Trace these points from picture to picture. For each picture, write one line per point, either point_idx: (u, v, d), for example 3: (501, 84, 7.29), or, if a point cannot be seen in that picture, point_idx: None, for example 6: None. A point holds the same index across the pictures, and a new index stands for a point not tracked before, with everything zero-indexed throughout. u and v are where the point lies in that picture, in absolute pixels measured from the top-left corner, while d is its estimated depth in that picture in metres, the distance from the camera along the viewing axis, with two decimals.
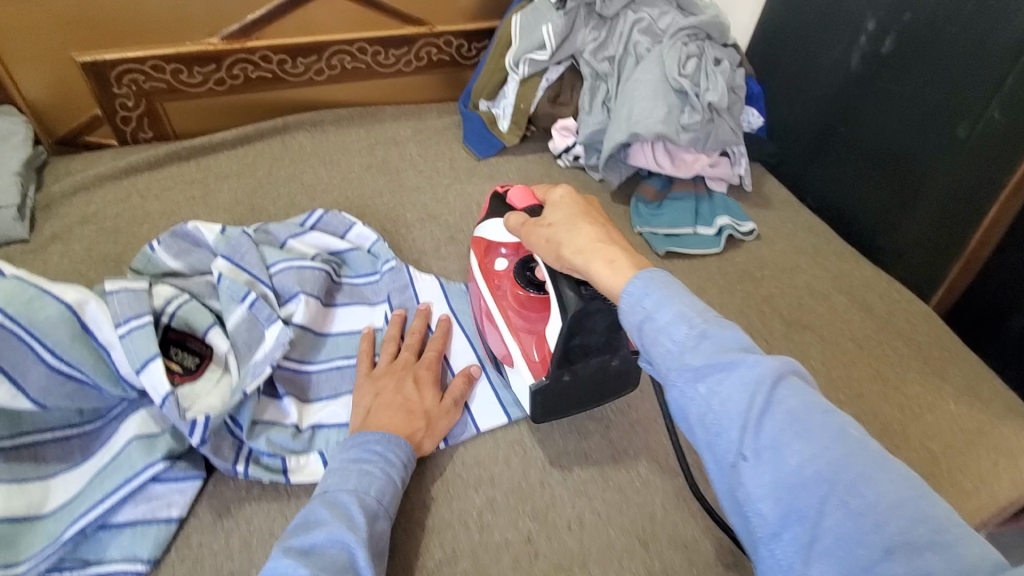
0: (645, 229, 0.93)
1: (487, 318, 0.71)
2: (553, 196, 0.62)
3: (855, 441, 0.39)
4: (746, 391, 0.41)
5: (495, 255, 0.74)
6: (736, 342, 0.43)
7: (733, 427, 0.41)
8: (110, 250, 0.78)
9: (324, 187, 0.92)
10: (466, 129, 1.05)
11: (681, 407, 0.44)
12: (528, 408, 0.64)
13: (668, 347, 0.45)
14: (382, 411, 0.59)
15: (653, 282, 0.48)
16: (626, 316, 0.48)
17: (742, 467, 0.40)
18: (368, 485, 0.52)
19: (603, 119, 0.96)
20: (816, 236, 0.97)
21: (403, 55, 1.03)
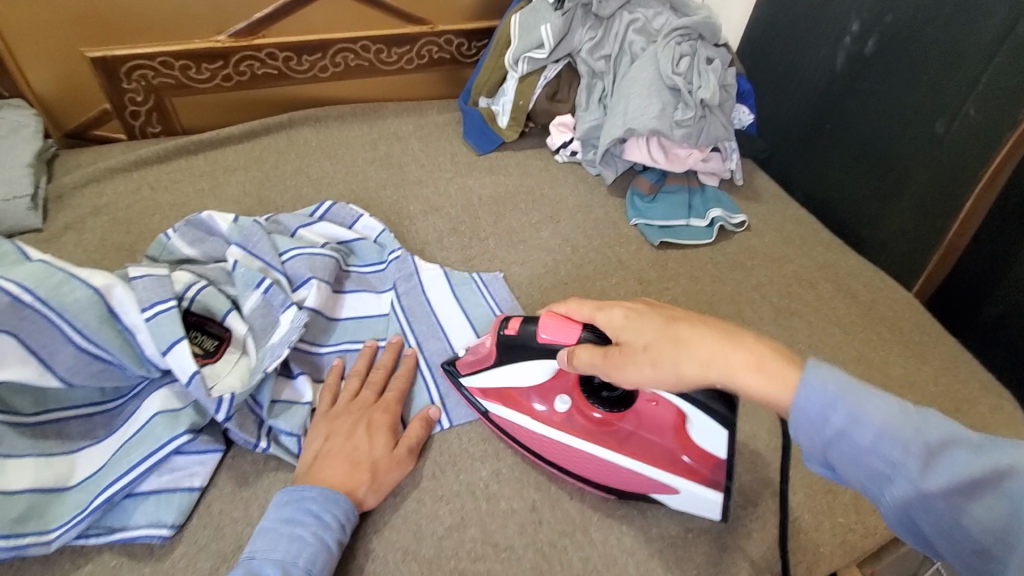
0: (641, 221, 0.96)
1: (592, 466, 0.61)
2: (614, 318, 0.54)
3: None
4: (1006, 506, 0.38)
5: (528, 396, 0.64)
6: (967, 449, 0.39)
7: (966, 536, 0.39)
8: (123, 239, 0.80)
9: (329, 181, 0.95)
10: (466, 125, 1.08)
11: (906, 518, 0.41)
12: (713, 515, 0.59)
13: (880, 470, 0.41)
14: (331, 464, 0.57)
15: (837, 386, 0.42)
16: (805, 431, 0.44)
17: (990, 567, 0.39)
18: (296, 553, 0.50)
19: (599, 116, 1.00)
20: (804, 227, 1.01)
21: (406, 53, 1.06)
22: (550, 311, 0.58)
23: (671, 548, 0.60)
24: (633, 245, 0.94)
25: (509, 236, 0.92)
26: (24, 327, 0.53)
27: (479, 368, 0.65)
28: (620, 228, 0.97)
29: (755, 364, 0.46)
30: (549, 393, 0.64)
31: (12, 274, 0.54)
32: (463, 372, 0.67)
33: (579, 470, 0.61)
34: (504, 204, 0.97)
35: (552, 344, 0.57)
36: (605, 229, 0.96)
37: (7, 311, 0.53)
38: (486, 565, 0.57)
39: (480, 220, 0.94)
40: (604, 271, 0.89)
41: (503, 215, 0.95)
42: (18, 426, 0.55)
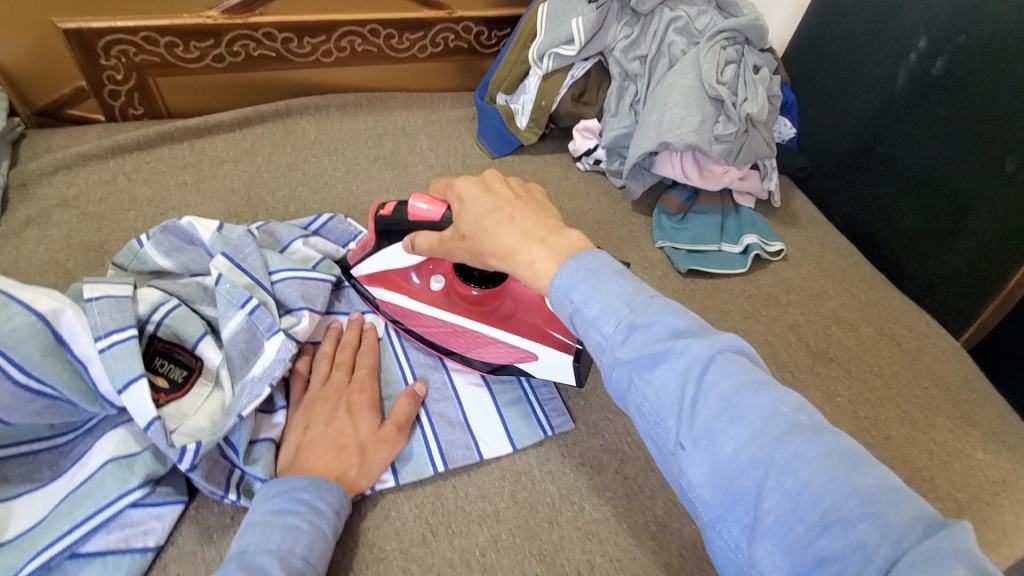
0: (667, 244, 0.87)
1: (460, 337, 0.67)
2: (461, 186, 0.59)
3: (787, 421, 0.38)
4: (678, 377, 0.41)
5: (410, 275, 0.69)
6: (666, 328, 0.42)
7: (670, 417, 0.40)
8: (91, 237, 0.72)
9: (326, 179, 0.86)
10: (481, 124, 0.98)
11: (619, 394, 0.44)
12: (569, 378, 0.65)
13: (599, 340, 0.44)
14: (321, 452, 0.54)
15: (581, 271, 0.47)
16: (557, 307, 0.48)
17: (680, 457, 0.39)
18: (291, 543, 0.47)
19: (630, 124, 0.90)
20: (844, 259, 0.92)
21: (419, 40, 0.96)
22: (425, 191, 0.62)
23: None
24: (657, 271, 0.86)
25: None
26: None
27: (364, 254, 0.68)
28: (643, 249, 0.88)
29: (551, 230, 0.52)
30: (428, 271, 0.69)
31: None
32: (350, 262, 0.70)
33: (455, 343, 0.67)
34: None
35: (419, 220, 0.62)
36: (628, 250, 0.87)
37: None
38: None
39: None
40: None
41: None
42: None
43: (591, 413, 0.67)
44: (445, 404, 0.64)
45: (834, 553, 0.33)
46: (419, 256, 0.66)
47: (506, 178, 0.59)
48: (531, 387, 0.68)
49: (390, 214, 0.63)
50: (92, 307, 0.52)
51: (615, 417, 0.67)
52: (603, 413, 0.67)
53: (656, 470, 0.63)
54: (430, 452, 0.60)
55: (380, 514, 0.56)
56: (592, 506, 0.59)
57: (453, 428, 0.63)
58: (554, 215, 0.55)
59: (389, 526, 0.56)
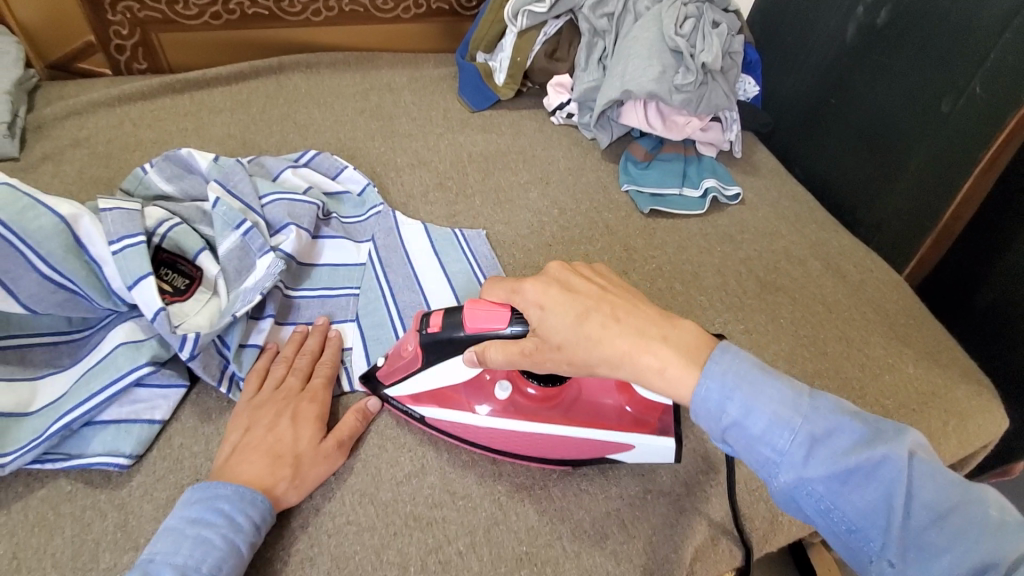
0: (632, 187, 0.94)
1: (539, 446, 0.60)
2: (533, 292, 0.52)
3: (991, 522, 0.42)
4: (883, 495, 0.43)
5: (467, 401, 0.61)
6: (848, 438, 0.44)
7: (875, 533, 0.44)
8: (101, 173, 0.79)
9: (316, 128, 0.93)
10: (461, 81, 1.05)
11: (793, 502, 0.46)
12: (670, 459, 0.60)
13: (771, 456, 0.45)
14: (254, 462, 0.54)
15: (732, 377, 0.46)
16: (706, 420, 0.47)
17: (881, 569, 0.44)
18: (198, 560, 0.47)
19: (598, 77, 0.97)
20: (799, 204, 0.99)
21: (403, 1, 1.03)
22: (480, 304, 0.55)
23: (630, 507, 0.60)
24: (622, 212, 0.93)
25: (495, 195, 0.90)
26: None
27: (405, 374, 0.60)
28: (610, 193, 0.95)
29: (662, 325, 0.50)
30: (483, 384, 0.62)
31: None
32: (386, 385, 0.62)
33: (532, 450, 0.60)
34: (493, 163, 0.95)
35: (482, 333, 0.55)
36: (595, 193, 0.94)
37: None
38: (443, 512, 0.57)
39: (467, 177, 0.92)
40: (590, 237, 0.88)
41: (491, 173, 0.94)
42: None
43: None
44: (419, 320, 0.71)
45: None
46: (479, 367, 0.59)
47: (573, 269, 0.54)
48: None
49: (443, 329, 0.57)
50: (106, 217, 0.59)
51: None
52: None
53: None
54: None
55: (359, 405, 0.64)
56: None
57: None
58: (654, 304, 0.52)
59: None
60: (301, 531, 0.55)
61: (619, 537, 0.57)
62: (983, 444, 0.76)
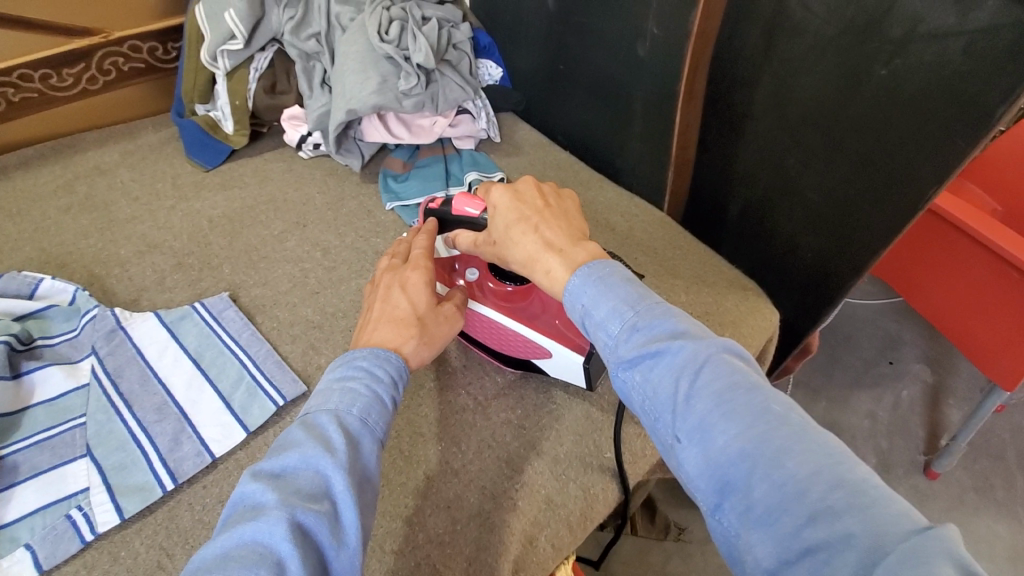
0: (396, 204, 0.91)
1: (489, 329, 0.70)
2: (496, 196, 0.63)
3: (777, 416, 0.41)
4: (674, 378, 0.45)
5: (456, 269, 0.72)
6: (667, 329, 0.47)
7: (667, 412, 0.45)
8: None
9: (13, 244, 0.80)
10: (185, 139, 0.95)
11: (624, 393, 0.48)
12: (579, 379, 0.67)
13: (606, 340, 0.50)
14: (382, 338, 0.56)
15: (590, 278, 0.52)
16: (572, 311, 0.53)
17: (678, 449, 0.44)
18: (348, 403, 0.48)
19: (326, 100, 0.91)
20: (564, 170, 1.01)
21: (83, 72, 0.91)
22: (466, 198, 0.68)
23: (439, 547, 0.58)
24: (392, 230, 0.89)
25: (248, 255, 0.83)
26: None
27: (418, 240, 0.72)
28: (375, 215, 0.91)
29: (569, 241, 0.57)
30: (468, 260, 0.72)
31: None
32: None
33: (482, 335, 0.71)
34: (241, 221, 0.87)
35: (459, 217, 0.68)
36: (360, 220, 0.89)
37: None
38: None
39: (213, 246, 0.83)
40: (360, 267, 0.83)
41: (240, 232, 0.85)
42: None
43: None
44: (165, 422, 0.64)
45: (820, 542, 0.35)
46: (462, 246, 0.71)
47: (537, 183, 0.63)
48: (256, 363, 0.70)
49: (437, 208, 0.71)
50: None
51: None
52: None
53: (397, 412, 0.68)
54: (157, 474, 0.60)
55: (108, 558, 0.56)
56: None
57: (180, 443, 0.62)
58: (580, 229, 0.60)
59: (120, 564, 0.56)
60: None
61: None
62: (762, 343, 0.82)
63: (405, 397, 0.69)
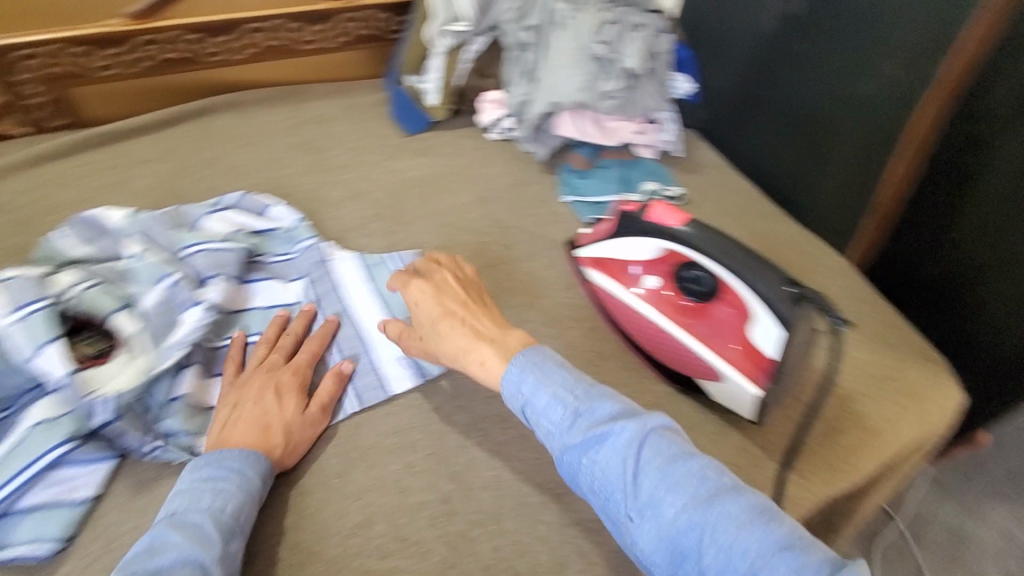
0: (573, 198, 0.93)
1: (659, 338, 0.74)
2: (415, 290, 0.66)
3: (713, 483, 0.48)
4: (618, 459, 0.50)
5: (636, 274, 0.77)
6: (605, 413, 0.53)
7: (617, 491, 0.50)
8: (18, 241, 0.76)
9: (248, 169, 0.92)
10: (393, 104, 1.05)
11: (572, 478, 0.53)
12: (744, 408, 0.69)
13: (549, 428, 0.54)
14: (252, 431, 0.58)
15: (523, 366, 0.57)
16: (510, 400, 0.57)
17: (631, 527, 0.49)
18: (222, 502, 0.52)
19: (527, 89, 0.95)
20: (741, 197, 0.99)
21: (326, 31, 1.01)
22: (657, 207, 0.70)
23: (587, 532, 0.60)
24: (566, 222, 0.91)
25: (435, 220, 0.89)
26: None
27: (599, 240, 0.78)
28: (551, 205, 0.94)
29: (495, 330, 0.62)
30: (649, 267, 0.77)
31: None
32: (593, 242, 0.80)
33: (647, 343, 0.75)
34: (432, 187, 0.94)
35: (654, 224, 0.70)
36: (538, 207, 0.93)
37: None
38: (393, 562, 0.56)
39: (406, 205, 0.91)
40: (534, 252, 0.86)
41: (431, 197, 0.92)
42: None
43: None
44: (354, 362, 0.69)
45: None
46: (649, 253, 0.75)
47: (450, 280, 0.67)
48: None
49: (632, 211, 0.73)
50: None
51: None
52: None
53: None
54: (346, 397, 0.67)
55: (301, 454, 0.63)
56: (498, 430, 0.66)
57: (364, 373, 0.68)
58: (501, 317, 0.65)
59: (310, 464, 0.62)
60: None
61: (577, 566, 0.58)
62: (945, 421, 0.75)
63: None
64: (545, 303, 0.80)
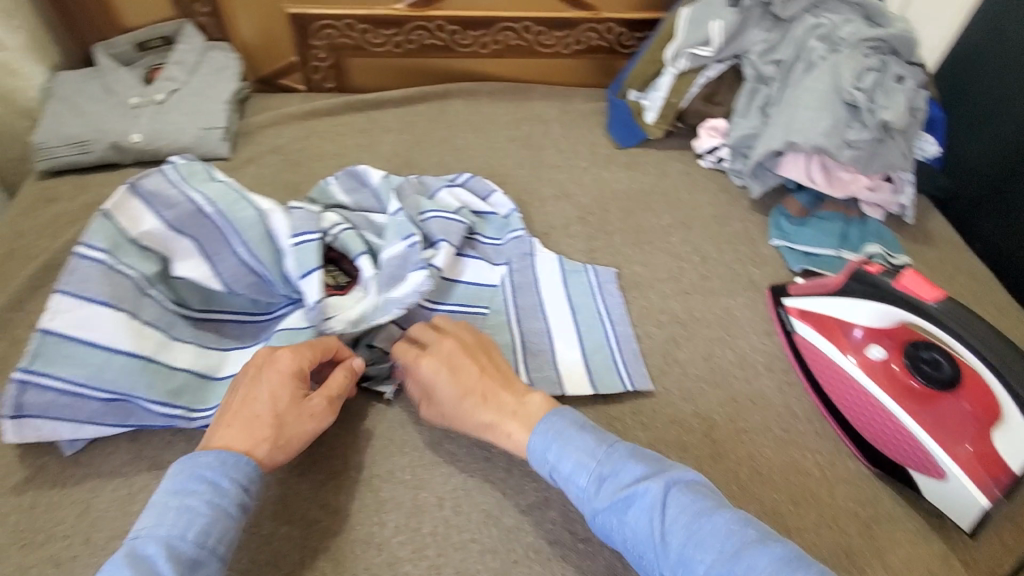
0: (783, 243, 0.89)
1: (874, 413, 0.70)
2: (427, 367, 0.60)
3: (740, 537, 0.46)
4: (647, 518, 0.48)
5: (858, 340, 0.73)
6: (630, 474, 0.50)
7: (650, 551, 0.47)
8: (291, 178, 0.91)
9: (472, 153, 0.99)
10: (611, 118, 1.06)
11: (605, 536, 0.51)
12: (963, 516, 0.63)
13: (579, 492, 0.52)
14: (239, 429, 0.53)
15: (549, 430, 0.54)
16: (538, 465, 0.54)
17: None
18: (183, 527, 0.46)
19: (758, 124, 0.92)
20: (978, 283, 0.88)
21: (565, 37, 1.06)
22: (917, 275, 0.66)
23: None
24: (770, 266, 0.87)
25: (634, 235, 0.89)
26: (203, 233, 0.66)
27: (820, 293, 0.75)
28: (757, 245, 0.90)
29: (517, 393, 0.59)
30: (875, 336, 0.73)
31: (201, 189, 0.67)
32: (811, 293, 0.77)
33: (856, 417, 0.70)
34: (636, 202, 0.94)
35: (903, 292, 0.66)
36: (742, 244, 0.89)
37: (193, 218, 0.66)
38: (562, 551, 0.58)
39: (609, 214, 0.92)
40: (733, 289, 0.83)
41: (633, 211, 0.92)
42: (187, 316, 0.65)
43: (685, 380, 0.72)
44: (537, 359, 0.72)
45: None
46: (884, 322, 0.70)
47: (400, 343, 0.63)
48: (618, 344, 0.74)
49: (873, 273, 0.70)
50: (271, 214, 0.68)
51: (711, 391, 0.72)
52: (698, 383, 0.72)
53: (741, 442, 0.68)
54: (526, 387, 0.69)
55: None
56: (676, 459, 0.65)
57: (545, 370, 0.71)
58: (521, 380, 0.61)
59: None
60: (430, 539, 0.58)
61: None
62: None
63: (750, 430, 0.69)
64: (739, 343, 0.77)
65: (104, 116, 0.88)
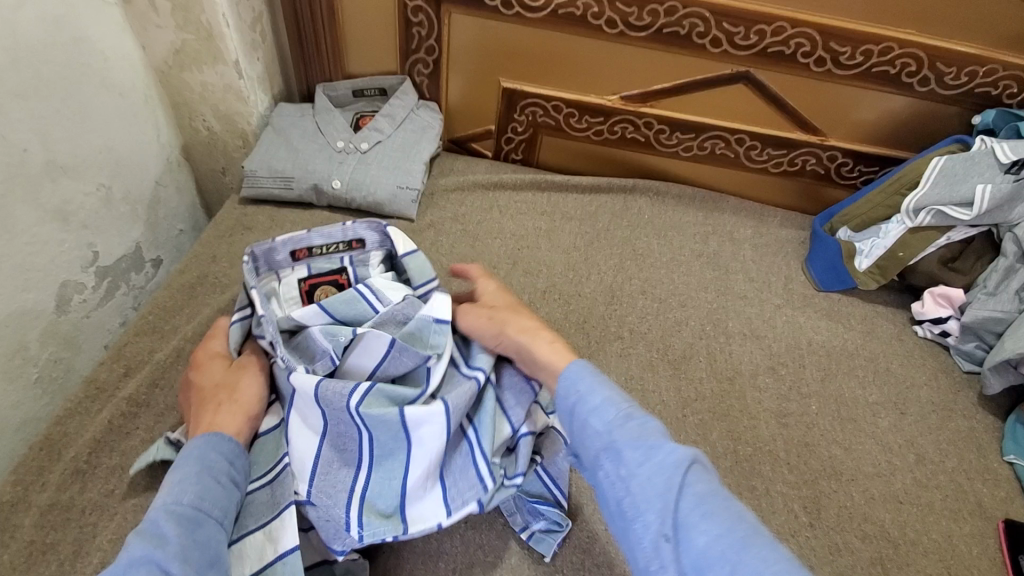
0: (1021, 462, 0.73)
1: None
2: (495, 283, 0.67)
3: (751, 529, 0.42)
4: (658, 472, 0.44)
5: None
6: (649, 424, 0.48)
7: (653, 505, 0.43)
8: (467, 253, 0.88)
9: (654, 262, 0.91)
10: (813, 253, 0.93)
11: (601, 491, 0.47)
12: None
13: (596, 428, 0.48)
14: (244, 375, 0.57)
15: (584, 367, 0.52)
16: (559, 398, 0.52)
17: (662, 546, 0.42)
18: (190, 489, 0.48)
19: (1010, 310, 0.78)
20: None
21: (778, 157, 0.98)
22: None
23: None
24: (1006, 491, 0.71)
25: (835, 406, 0.76)
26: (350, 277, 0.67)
27: None
28: (986, 457, 0.74)
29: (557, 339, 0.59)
30: None
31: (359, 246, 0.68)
32: None
33: None
34: (838, 363, 0.81)
35: None
36: (968, 452, 0.74)
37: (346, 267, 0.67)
38: None
39: (804, 371, 0.80)
40: (956, 512, 0.68)
41: (834, 375, 0.80)
42: None
43: None
44: None
45: None
46: None
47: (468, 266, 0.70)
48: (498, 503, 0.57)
49: None
50: (352, 229, 0.63)
51: None
52: None
53: None
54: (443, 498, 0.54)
55: None
56: None
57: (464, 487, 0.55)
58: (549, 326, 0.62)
59: None
60: None
61: None
62: None
63: None
64: None
65: (312, 156, 0.89)
